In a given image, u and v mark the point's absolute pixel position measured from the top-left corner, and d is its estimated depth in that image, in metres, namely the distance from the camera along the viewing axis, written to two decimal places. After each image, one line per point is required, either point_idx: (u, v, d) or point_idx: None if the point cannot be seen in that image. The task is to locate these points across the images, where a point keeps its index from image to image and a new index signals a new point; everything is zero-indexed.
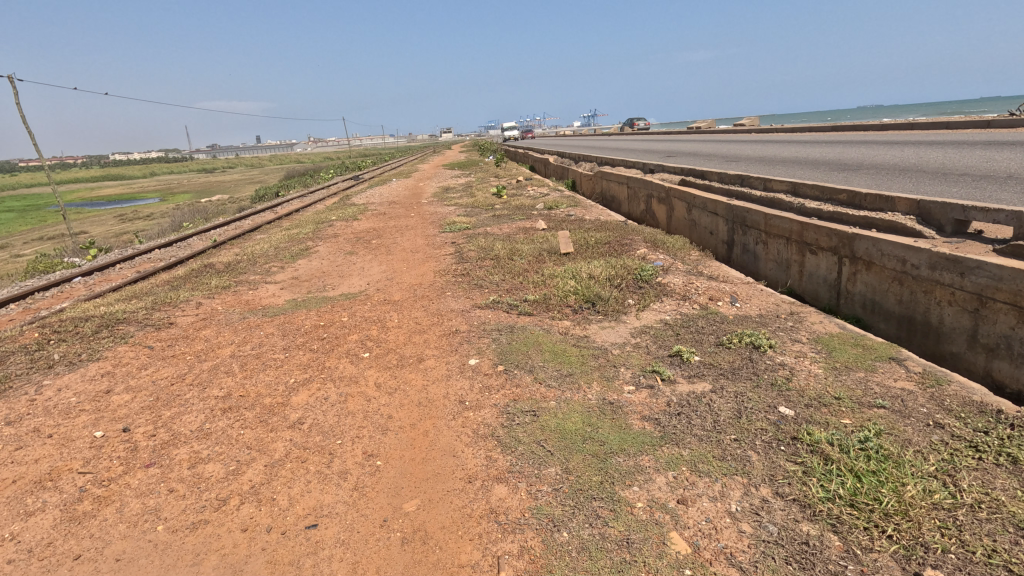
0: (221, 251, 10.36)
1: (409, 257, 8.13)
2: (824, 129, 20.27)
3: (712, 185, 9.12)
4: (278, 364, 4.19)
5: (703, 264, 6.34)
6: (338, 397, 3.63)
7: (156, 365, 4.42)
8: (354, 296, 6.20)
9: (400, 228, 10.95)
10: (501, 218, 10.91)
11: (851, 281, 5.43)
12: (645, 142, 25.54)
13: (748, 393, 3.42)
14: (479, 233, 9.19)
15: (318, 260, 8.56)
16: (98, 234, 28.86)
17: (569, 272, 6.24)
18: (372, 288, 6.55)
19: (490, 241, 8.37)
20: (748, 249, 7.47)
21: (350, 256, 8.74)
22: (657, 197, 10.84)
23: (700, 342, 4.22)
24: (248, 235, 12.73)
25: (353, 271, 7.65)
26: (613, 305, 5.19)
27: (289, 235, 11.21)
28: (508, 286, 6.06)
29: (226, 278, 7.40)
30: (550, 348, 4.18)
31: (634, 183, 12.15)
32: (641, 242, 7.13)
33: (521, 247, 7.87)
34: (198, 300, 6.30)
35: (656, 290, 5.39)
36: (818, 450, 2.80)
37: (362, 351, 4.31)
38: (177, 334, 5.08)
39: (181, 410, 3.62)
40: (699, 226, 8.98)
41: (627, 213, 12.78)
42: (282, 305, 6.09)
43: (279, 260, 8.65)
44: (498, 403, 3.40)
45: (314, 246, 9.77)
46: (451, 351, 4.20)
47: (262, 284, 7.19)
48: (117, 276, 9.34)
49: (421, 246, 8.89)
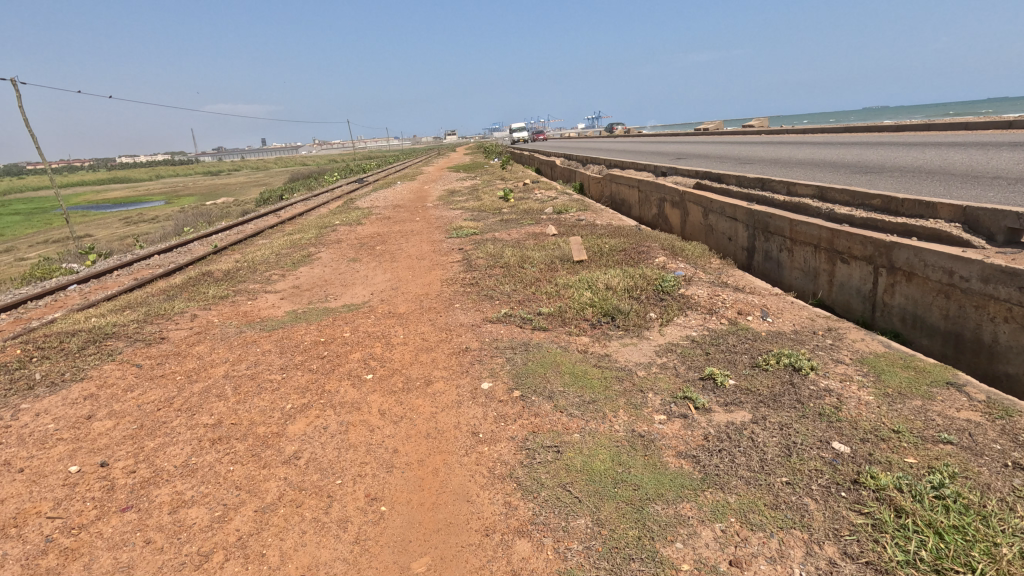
0: (221, 257, 10.08)
1: (415, 264, 7.81)
2: (837, 130, 19.85)
3: (730, 189, 8.75)
4: (274, 387, 3.86)
5: (726, 274, 5.99)
6: (338, 427, 3.29)
7: (143, 386, 4.10)
8: (357, 308, 5.88)
9: (405, 233, 10.64)
10: (510, 223, 10.58)
11: (888, 293, 5.07)
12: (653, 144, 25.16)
13: (795, 425, 3.06)
14: (487, 239, 8.86)
15: (321, 268, 8.25)
16: (103, 238, 28.74)
17: (584, 282, 5.89)
18: (377, 299, 6.22)
19: (498, 248, 8.04)
20: (771, 257, 7.10)
21: (353, 263, 8.42)
22: (670, 201, 10.48)
23: (734, 363, 3.87)
24: (250, 240, 12.46)
25: (356, 279, 7.33)
26: (634, 319, 4.84)
27: (291, 241, 10.91)
28: (520, 296, 5.72)
29: (224, 287, 7.09)
30: (570, 370, 3.84)
31: (646, 186, 11.80)
32: (659, 249, 6.78)
33: (532, 254, 7.53)
34: (193, 312, 5.99)
35: (679, 303, 5.04)
36: (886, 498, 2.43)
37: (366, 372, 3.97)
38: (169, 351, 4.76)
39: (167, 441, 3.29)
40: (716, 232, 8.62)
41: (638, 217, 12.43)
42: (281, 317, 5.77)
43: (279, 268, 8.34)
44: (516, 436, 3.06)
45: (317, 252, 9.46)
46: (461, 373, 3.86)
47: (261, 294, 6.87)
48: (115, 284, 9.06)
49: (427, 252, 8.57)
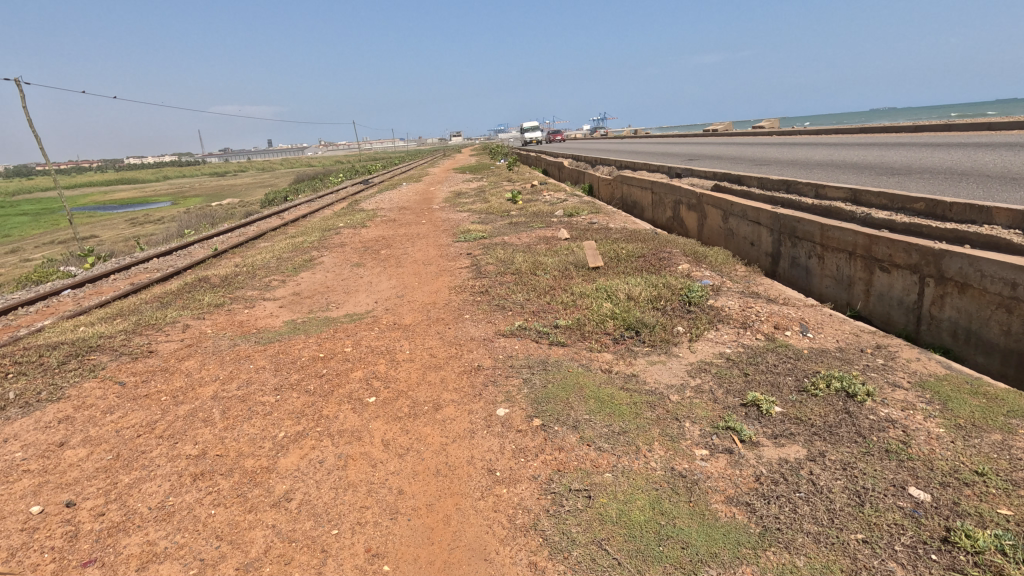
0: (221, 261, 9.74)
1: (421, 270, 7.44)
2: (852, 131, 19.40)
3: (752, 191, 8.34)
4: (266, 411, 3.48)
5: (755, 282, 5.58)
6: (335, 461, 2.91)
7: (124, 408, 3.73)
8: (359, 318, 5.51)
9: (411, 236, 10.27)
10: (519, 226, 10.20)
11: (936, 305, 4.66)
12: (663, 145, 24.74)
13: (860, 464, 2.65)
14: (497, 243, 8.48)
15: (323, 273, 7.89)
16: (107, 239, 28.63)
17: (603, 291, 5.50)
18: (381, 308, 5.85)
19: (509, 253, 7.66)
20: (798, 263, 6.69)
21: (357, 268, 8.06)
22: (686, 203, 10.09)
23: (778, 386, 3.46)
24: (252, 243, 12.13)
25: (359, 286, 6.96)
26: (660, 334, 4.45)
27: (293, 244, 10.57)
28: (535, 307, 5.33)
29: (221, 294, 6.74)
30: (594, 393, 3.45)
31: (660, 188, 11.40)
32: (681, 256, 6.38)
33: (545, 260, 7.14)
34: (186, 321, 5.63)
35: (709, 316, 4.63)
36: (988, 563, 2.02)
37: (368, 395, 3.59)
38: (155, 367, 4.40)
39: (143, 476, 2.92)
40: (737, 236, 8.22)
41: (651, 220, 12.04)
42: (279, 328, 5.41)
43: (280, 273, 7.98)
44: (538, 476, 2.67)
45: (319, 257, 9.10)
46: (474, 396, 3.48)
47: (260, 301, 6.52)
48: (110, 289, 8.74)
49: (434, 257, 8.20)
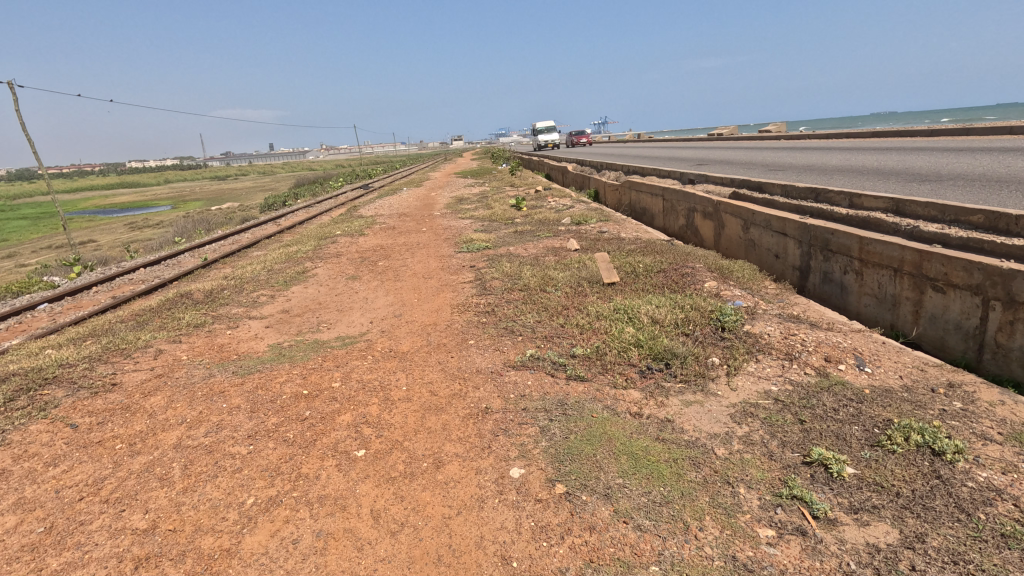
0: (210, 273, 9.22)
1: (421, 285, 6.91)
2: (864, 135, 18.94)
3: (775, 199, 7.79)
4: (235, 466, 2.93)
5: (791, 303, 5.02)
6: (312, 543, 2.35)
7: (71, 459, 3.18)
8: (352, 342, 4.96)
9: (410, 246, 9.72)
10: (524, 235, 9.67)
11: (1004, 332, 4.11)
12: (669, 149, 24.26)
13: (973, 555, 2.10)
14: (502, 255, 7.93)
15: (316, 288, 7.35)
16: (103, 244, 28.23)
17: (623, 313, 4.96)
18: (376, 330, 5.30)
19: (516, 266, 7.11)
20: (832, 279, 6.14)
21: (352, 282, 7.53)
22: (701, 211, 9.58)
23: (844, 438, 2.91)
24: (245, 252, 11.62)
25: (353, 304, 6.42)
26: (694, 366, 3.89)
27: (286, 254, 10.05)
28: (547, 330, 4.79)
29: (203, 312, 6.20)
30: (626, 446, 2.90)
31: (672, 195, 10.89)
32: (705, 271, 5.83)
33: (554, 274, 6.60)
34: (160, 344, 5.09)
35: (747, 344, 4.08)
36: None
37: (357, 447, 3.04)
38: (116, 404, 3.85)
39: (75, 560, 2.36)
40: (760, 247, 7.68)
41: (662, 227, 11.53)
42: (262, 354, 4.87)
43: (269, 287, 7.44)
44: (566, 570, 2.12)
45: (313, 269, 8.56)
46: (482, 450, 2.92)
47: (246, 321, 5.98)
48: (90, 302, 8.22)
49: (434, 269, 7.66)
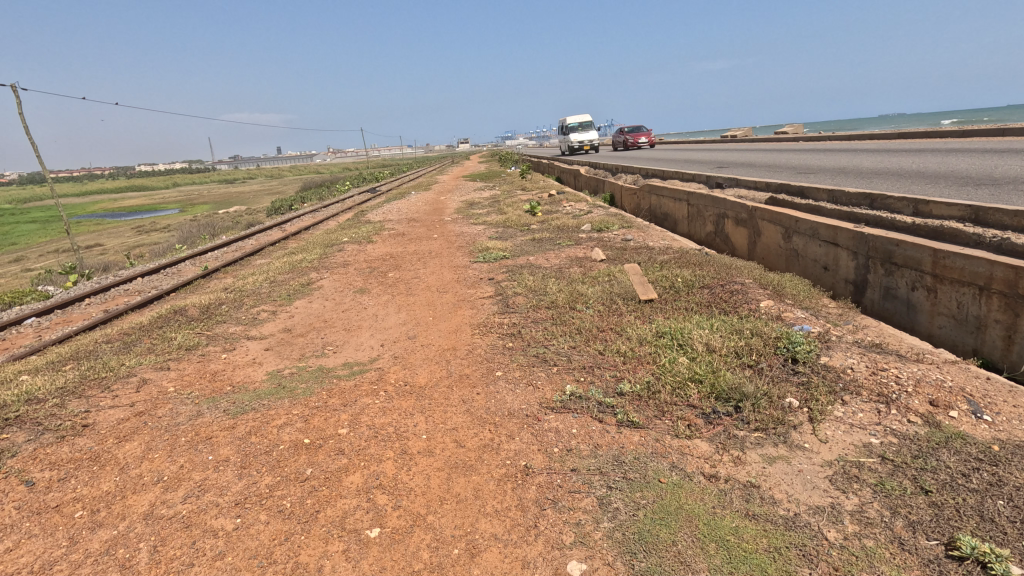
0: (209, 284, 8.68)
1: (436, 300, 6.32)
2: (889, 135, 18.25)
3: (821, 205, 7.13)
4: (215, 550, 2.33)
5: (865, 328, 4.37)
6: None
7: (18, 532, 2.59)
8: (361, 372, 4.35)
9: (422, 255, 9.11)
10: (543, 243, 9.07)
11: None
12: (683, 151, 23.60)
13: None
14: (523, 266, 7.32)
15: (321, 303, 6.75)
16: (109, 248, 27.93)
17: (671, 338, 4.32)
18: (389, 356, 4.69)
19: (539, 279, 6.48)
20: (896, 296, 5.49)
21: (360, 296, 6.96)
22: (733, 217, 8.96)
23: (991, 518, 2.27)
24: (248, 259, 11.11)
25: (362, 323, 5.81)
26: (769, 410, 3.26)
27: (291, 263, 9.51)
28: (585, 359, 4.17)
29: (197, 332, 5.64)
30: (712, 530, 2.27)
31: (699, 199, 10.28)
32: (756, 288, 5.20)
33: (583, 289, 5.99)
34: (145, 371, 4.51)
35: (829, 381, 3.44)
36: None
37: (368, 523, 2.43)
38: (84, 453, 3.26)
39: None
40: (804, 258, 7.03)
41: (687, 234, 10.91)
42: (258, 384, 4.27)
43: (270, 302, 6.85)
44: None
45: (318, 280, 7.96)
46: (527, 534, 2.31)
47: (243, 343, 5.39)
48: (82, 316, 7.70)
49: (449, 282, 7.08)
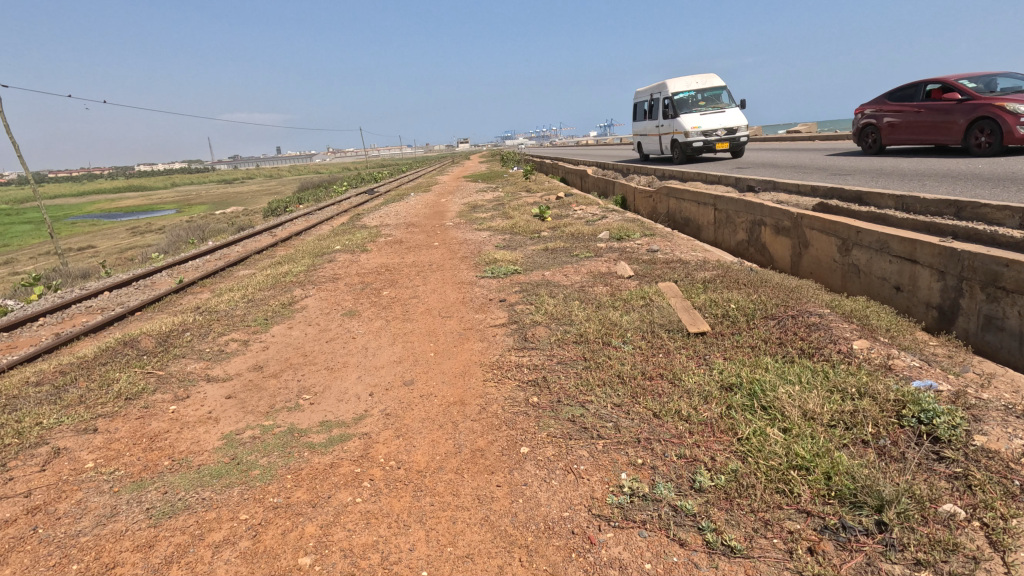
0: (180, 303, 7.68)
1: (438, 328, 5.31)
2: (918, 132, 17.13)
3: (889, 213, 6.09)
4: None
5: (1003, 384, 3.32)
6: None
7: None
8: (342, 442, 3.30)
9: (421, 268, 8.06)
10: (558, 255, 8.05)
11: None
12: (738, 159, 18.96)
13: None
14: (539, 285, 6.29)
15: (301, 331, 5.70)
16: (96, 252, 26.89)
17: (749, 397, 3.29)
18: (378, 415, 3.64)
19: (562, 303, 5.44)
20: (1002, 326, 4.48)
21: (348, 320, 5.95)
22: (772, 225, 7.97)
23: None
24: (230, 270, 10.09)
25: (348, 361, 4.76)
26: (927, 526, 2.24)
27: (274, 276, 8.48)
28: (640, 427, 3.15)
29: (146, 373, 4.62)
30: None
31: (728, 204, 9.29)
32: (839, 320, 4.16)
33: (617, 317, 4.95)
34: (60, 437, 3.50)
35: (1001, 479, 2.41)
36: None
37: None
38: None
39: None
40: (869, 275, 6.00)
41: (714, 241, 9.93)
42: (206, 458, 3.24)
43: (242, 329, 5.80)
44: None
45: (302, 300, 6.90)
46: None
47: (200, 388, 4.36)
48: (28, 342, 6.67)
49: (452, 303, 6.06)
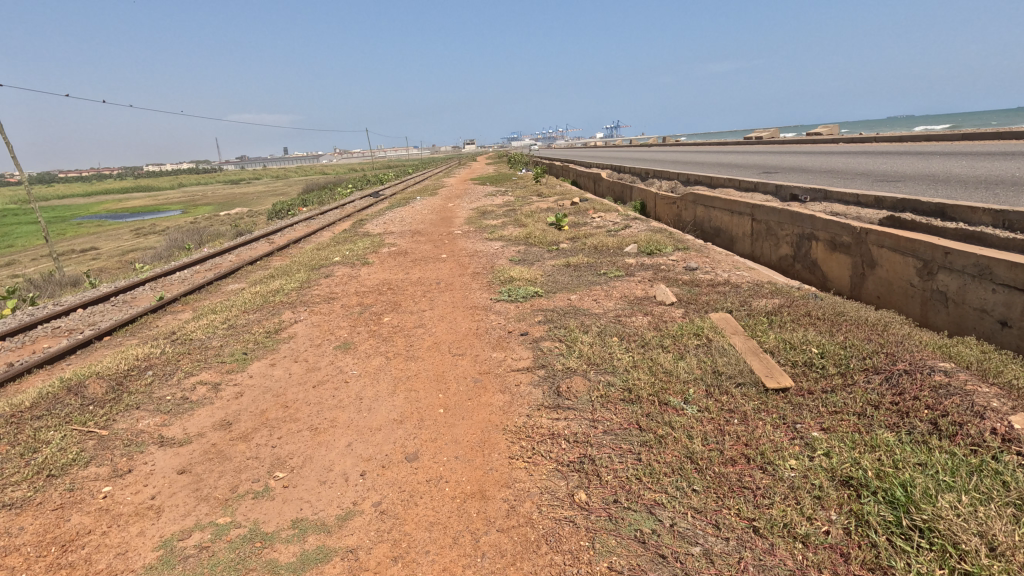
0: (154, 327, 6.76)
1: (448, 372, 4.37)
2: (953, 134, 16.02)
3: (989, 231, 5.07)
4: None
5: None
6: None
7: None
8: (319, 567, 2.38)
9: (426, 288, 7.11)
10: (582, 274, 7.07)
11: None
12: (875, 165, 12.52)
13: None
14: (565, 314, 5.32)
15: (285, 370, 4.78)
16: (94, 254, 26.13)
17: (889, 508, 2.35)
18: (370, 516, 2.71)
19: (599, 342, 4.47)
20: None
21: (340, 356, 5.01)
22: (827, 240, 6.98)
23: None
24: (218, 285, 9.18)
25: (336, 417, 3.83)
26: None
27: (264, 293, 7.57)
28: (743, 558, 2.20)
29: (85, 432, 3.70)
30: None
31: (770, 214, 8.31)
32: (973, 380, 3.18)
33: (671, 364, 3.98)
34: None
35: None
36: None
37: None
38: None
39: None
40: (963, 307, 4.99)
41: (751, 255, 8.96)
42: None
43: (216, 367, 4.88)
44: None
45: (291, 327, 5.98)
46: None
47: (149, 457, 3.46)
48: None
49: (462, 336, 5.12)
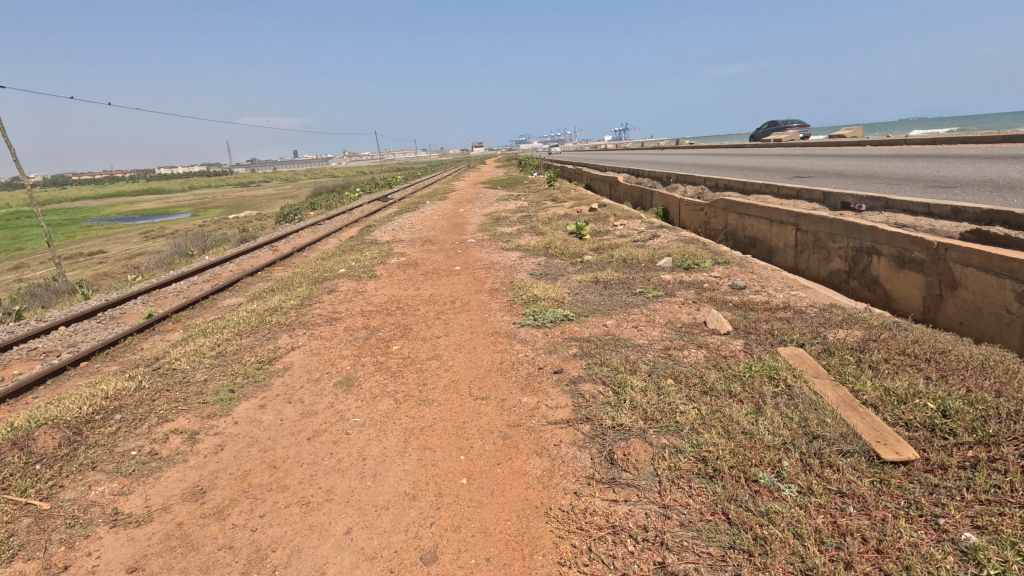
0: (137, 351, 6.04)
1: (471, 423, 3.60)
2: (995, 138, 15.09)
3: None
4: None
5: None
6: None
7: None
8: None
9: (440, 308, 6.36)
10: (615, 292, 6.30)
11: None
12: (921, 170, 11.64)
13: None
14: (605, 345, 4.54)
15: (276, 415, 4.02)
16: (100, 258, 25.61)
17: None
18: None
19: (651, 386, 3.69)
20: None
21: (341, 395, 4.26)
22: (893, 255, 6.15)
23: None
24: (213, 299, 8.46)
25: (334, 486, 3.08)
26: None
27: (261, 311, 6.85)
28: None
29: (20, 507, 2.97)
30: None
31: (819, 224, 7.48)
32: None
33: (751, 420, 3.19)
34: None
35: None
36: None
37: None
38: None
39: None
40: None
41: (796, 269, 8.13)
42: None
43: (195, 410, 4.14)
44: None
45: (287, 355, 5.23)
46: None
47: (96, 544, 2.72)
48: None
49: (485, 372, 4.35)
